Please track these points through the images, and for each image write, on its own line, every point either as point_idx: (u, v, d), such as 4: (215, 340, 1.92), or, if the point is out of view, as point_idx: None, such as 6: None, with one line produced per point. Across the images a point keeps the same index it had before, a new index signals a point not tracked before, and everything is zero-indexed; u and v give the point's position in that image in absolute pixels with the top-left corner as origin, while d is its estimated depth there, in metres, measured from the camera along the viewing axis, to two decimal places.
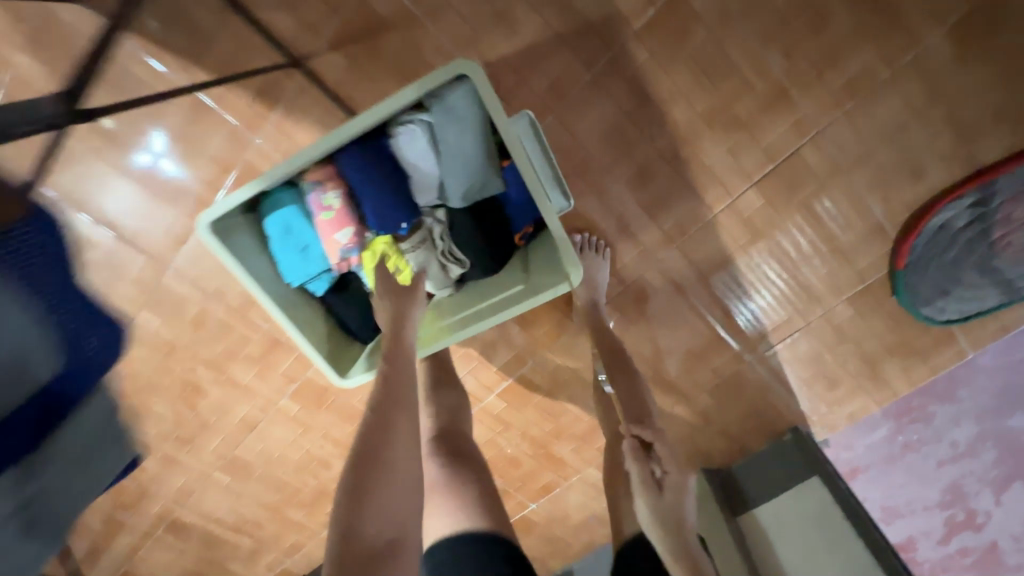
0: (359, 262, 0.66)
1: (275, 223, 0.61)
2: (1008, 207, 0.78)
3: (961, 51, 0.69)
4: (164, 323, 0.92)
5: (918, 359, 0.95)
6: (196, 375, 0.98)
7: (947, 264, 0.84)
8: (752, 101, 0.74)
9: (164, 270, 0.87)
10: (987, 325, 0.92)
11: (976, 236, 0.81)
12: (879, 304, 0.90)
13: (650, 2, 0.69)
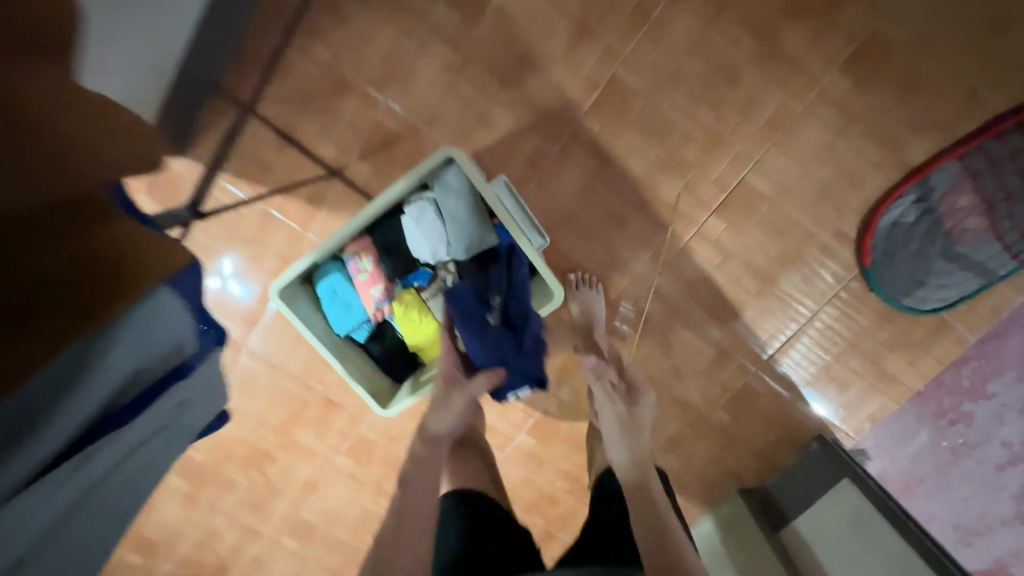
0: (390, 310, 0.82)
1: (324, 287, 0.80)
2: (950, 198, 0.88)
3: (854, 80, 0.84)
4: (239, 397, 1.10)
5: (919, 349, 1.00)
6: (266, 443, 1.14)
7: (913, 256, 0.92)
8: (694, 145, 0.89)
9: (239, 352, 1.06)
10: (975, 307, 0.97)
11: (931, 228, 0.91)
12: (861, 301, 0.98)
13: (595, 86, 0.87)
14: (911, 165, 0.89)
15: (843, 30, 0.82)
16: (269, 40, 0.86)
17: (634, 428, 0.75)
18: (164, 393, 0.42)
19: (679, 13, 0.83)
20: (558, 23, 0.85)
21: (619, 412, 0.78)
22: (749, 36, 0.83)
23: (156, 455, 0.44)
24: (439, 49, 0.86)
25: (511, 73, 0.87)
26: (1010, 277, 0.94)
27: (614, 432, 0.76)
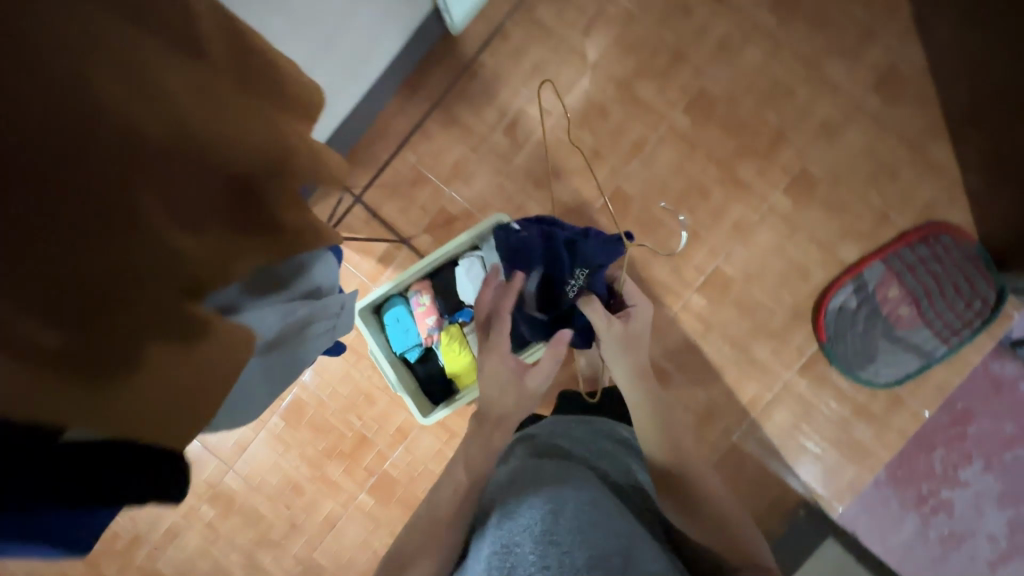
0: (437, 338, 1.04)
1: (391, 314, 1.03)
2: (880, 290, 1.15)
3: (793, 200, 1.15)
4: (287, 425, 1.28)
5: (880, 422, 1.16)
6: (299, 473, 1.28)
7: (860, 335, 1.15)
8: (677, 239, 1.17)
9: (296, 382, 1.27)
10: (921, 386, 1.16)
11: (870, 312, 1.15)
12: (824, 374, 1.17)
13: (604, 192, 1.17)
14: (846, 264, 1.15)
15: (782, 167, 1.15)
16: (371, 147, 1.20)
17: (636, 344, 0.80)
18: (319, 309, 0.54)
19: (665, 147, 1.16)
20: (579, 149, 1.17)
21: (618, 333, 0.79)
22: (716, 165, 1.16)
23: (307, 357, 0.55)
24: (491, 161, 1.19)
25: (543, 180, 1.18)
26: (945, 360, 1.15)
27: (614, 352, 0.79)
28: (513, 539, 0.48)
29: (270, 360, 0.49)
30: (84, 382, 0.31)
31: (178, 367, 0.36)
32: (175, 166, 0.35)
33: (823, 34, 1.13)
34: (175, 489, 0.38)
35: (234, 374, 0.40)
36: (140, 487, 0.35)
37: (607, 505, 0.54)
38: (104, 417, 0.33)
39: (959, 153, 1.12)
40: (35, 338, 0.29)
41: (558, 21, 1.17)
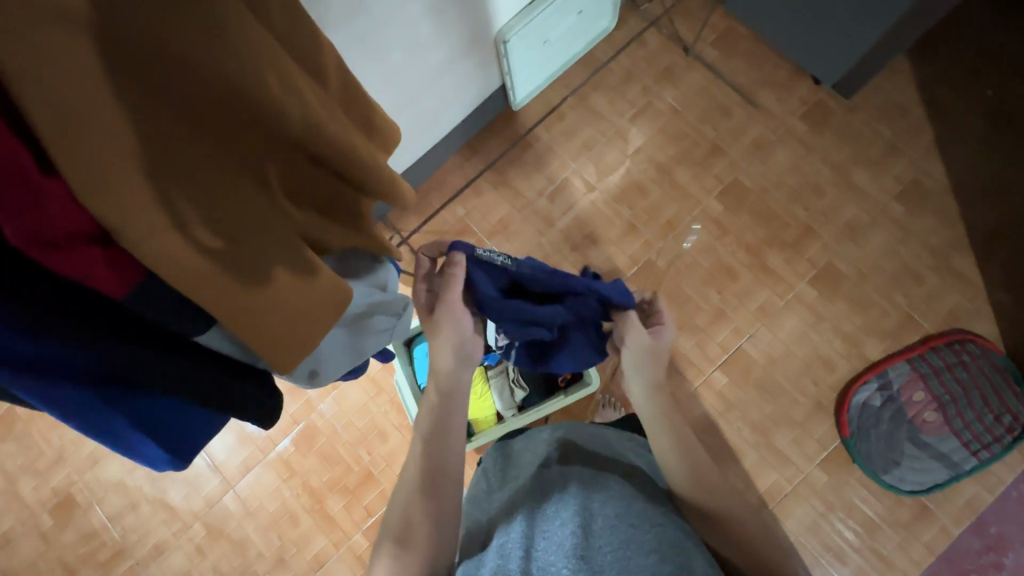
0: None
1: (420, 346, 1.08)
2: (905, 392, 1.14)
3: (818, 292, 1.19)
4: (296, 451, 1.27)
5: (907, 533, 1.10)
6: (299, 503, 1.26)
7: (884, 435, 1.14)
8: (704, 315, 1.20)
9: (314, 408, 1.28)
10: (950, 498, 1.11)
11: (895, 413, 1.15)
12: (847, 472, 1.13)
13: (636, 263, 1.24)
14: (871, 360, 1.16)
15: (809, 259, 1.20)
16: (425, 196, 1.30)
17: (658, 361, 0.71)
18: (394, 302, 0.61)
19: (698, 229, 1.24)
20: (616, 221, 1.26)
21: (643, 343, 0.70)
22: (745, 251, 1.22)
23: (373, 346, 0.61)
24: (534, 221, 1.28)
25: (580, 244, 1.25)
26: (975, 473, 1.11)
27: (636, 364, 0.70)
28: (544, 549, 0.52)
29: (350, 333, 0.55)
30: (233, 289, 0.37)
31: (298, 296, 0.42)
32: (321, 155, 0.42)
33: (850, 145, 1.24)
34: (263, 419, 0.46)
35: (334, 321, 0.45)
36: (243, 395, 0.44)
37: (629, 509, 0.55)
38: (239, 319, 0.38)
39: (982, 268, 1.17)
40: (206, 242, 0.35)
41: (609, 108, 1.30)
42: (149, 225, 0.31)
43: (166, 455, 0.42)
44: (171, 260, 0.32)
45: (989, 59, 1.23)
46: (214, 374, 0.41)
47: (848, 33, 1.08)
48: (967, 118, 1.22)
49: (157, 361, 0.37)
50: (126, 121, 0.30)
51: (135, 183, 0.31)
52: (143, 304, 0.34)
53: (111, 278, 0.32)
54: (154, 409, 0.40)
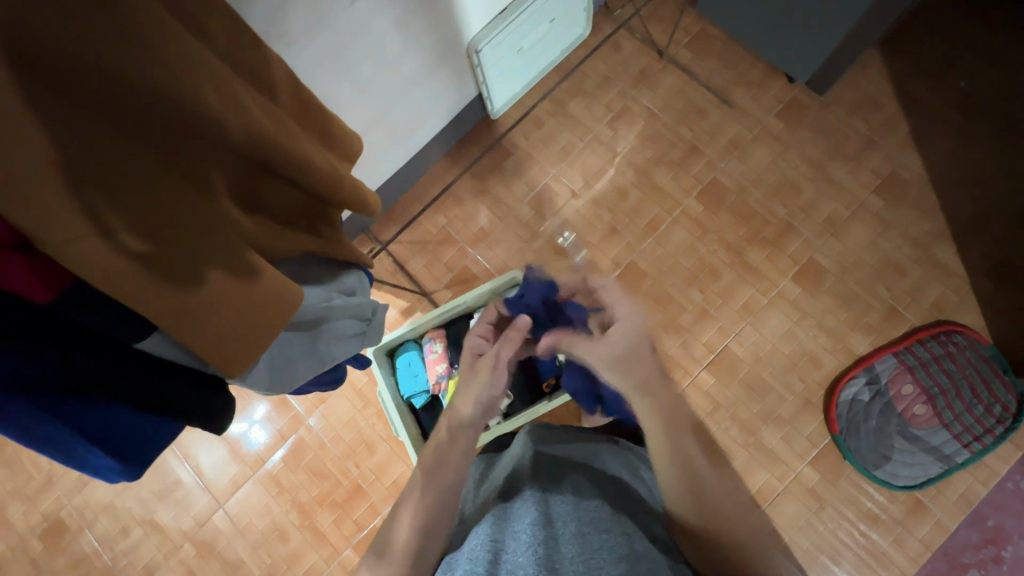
0: (444, 386, 1.06)
1: (402, 356, 1.09)
2: (894, 385, 1.14)
3: (802, 287, 1.19)
4: (285, 467, 1.27)
5: (902, 529, 1.09)
6: (289, 519, 1.25)
7: (874, 430, 1.13)
8: (689, 315, 1.20)
9: (302, 423, 1.28)
10: (944, 492, 1.10)
11: (883, 407, 1.14)
12: (839, 468, 1.12)
13: (617, 266, 1.24)
14: (858, 354, 1.15)
15: (790, 255, 1.20)
16: (407, 207, 1.31)
17: (632, 362, 0.65)
18: (352, 305, 0.59)
19: (679, 229, 1.24)
20: (598, 225, 1.26)
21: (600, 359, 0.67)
22: (726, 250, 1.22)
23: (335, 352, 0.59)
24: (515, 228, 1.28)
25: (562, 249, 1.26)
26: (969, 466, 1.10)
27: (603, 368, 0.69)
28: (513, 552, 0.50)
29: (303, 338, 0.54)
30: (168, 292, 0.36)
31: (241, 295, 0.41)
32: (253, 158, 0.43)
33: (827, 141, 1.24)
34: (218, 420, 0.46)
35: (283, 320, 0.44)
36: (197, 404, 0.44)
37: (598, 510, 0.54)
38: (178, 324, 0.37)
39: (964, 259, 1.16)
40: (134, 247, 0.34)
41: (586, 114, 1.31)
42: (71, 230, 0.31)
43: (118, 464, 0.41)
44: (97, 264, 0.32)
45: (960, 51, 1.24)
46: (164, 382, 0.41)
47: (817, 30, 1.09)
48: (942, 110, 1.22)
49: (107, 365, 0.38)
50: (43, 131, 0.30)
51: (56, 191, 0.30)
52: (79, 312, 0.34)
53: (38, 284, 0.32)
54: (103, 416, 0.39)
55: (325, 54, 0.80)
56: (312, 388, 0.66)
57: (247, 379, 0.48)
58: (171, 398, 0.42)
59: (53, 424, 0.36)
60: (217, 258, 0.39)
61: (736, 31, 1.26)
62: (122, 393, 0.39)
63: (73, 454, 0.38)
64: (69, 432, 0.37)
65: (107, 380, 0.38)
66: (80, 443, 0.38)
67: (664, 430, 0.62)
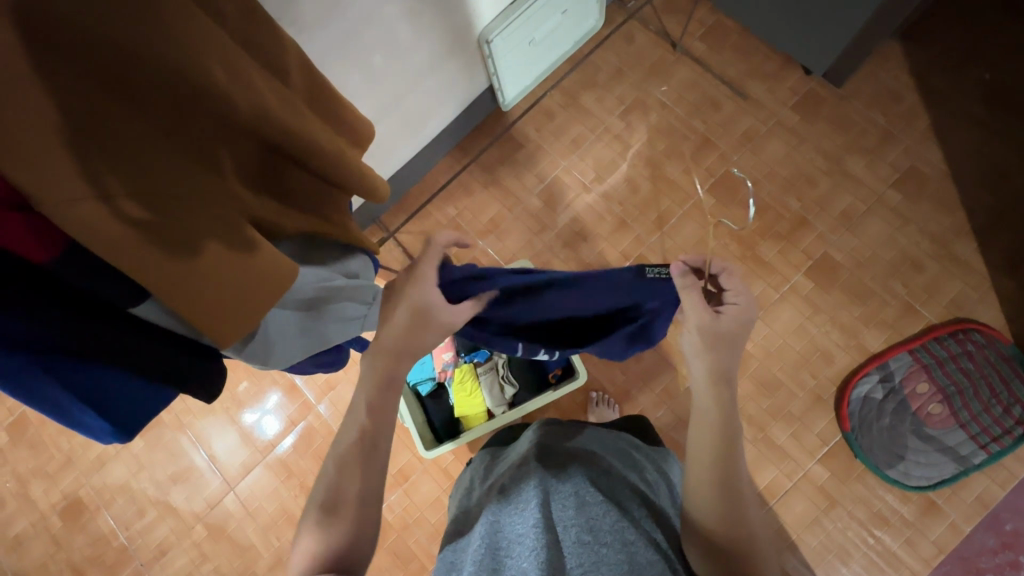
0: (451, 374, 1.07)
1: None
2: (909, 383, 1.11)
3: (814, 282, 1.17)
4: (294, 453, 1.29)
5: (914, 530, 1.07)
6: (297, 503, 1.27)
7: (886, 429, 1.11)
8: None
9: (312, 409, 1.30)
10: (959, 494, 1.07)
11: (897, 406, 1.12)
12: (850, 467, 1.10)
13: (626, 258, 1.23)
14: (872, 351, 1.13)
15: (803, 250, 1.18)
16: (417, 198, 1.32)
17: (726, 346, 0.57)
18: (352, 286, 0.60)
19: (690, 222, 1.23)
20: (608, 217, 1.25)
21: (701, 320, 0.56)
22: (737, 243, 1.20)
23: (334, 333, 0.60)
24: (524, 220, 1.28)
25: (572, 242, 1.25)
26: (985, 467, 1.07)
27: (695, 346, 0.58)
28: (517, 558, 0.46)
29: (301, 318, 0.54)
30: (166, 260, 0.36)
31: (237, 269, 0.41)
32: (258, 136, 0.44)
33: (844, 134, 1.22)
34: (211, 391, 0.47)
35: (279, 298, 0.44)
36: (192, 374, 0.45)
37: (605, 514, 0.49)
38: (174, 292, 0.38)
39: (984, 256, 1.13)
40: (132, 213, 0.34)
41: (597, 106, 1.30)
42: (71, 193, 0.32)
43: (112, 427, 0.42)
44: (95, 228, 0.33)
45: (986, 42, 1.20)
46: (159, 347, 0.42)
47: (836, 20, 1.07)
48: (964, 102, 1.19)
49: (104, 329, 0.39)
50: (45, 95, 0.31)
51: (55, 154, 0.31)
52: (72, 272, 0.35)
53: (34, 243, 0.33)
54: (102, 380, 0.40)
55: (336, 42, 0.81)
56: (314, 368, 0.68)
57: (243, 352, 0.49)
58: (164, 365, 0.43)
59: (56, 383, 0.37)
60: (213, 230, 0.40)
61: (750, 23, 1.24)
62: (119, 357, 0.40)
63: (71, 414, 0.39)
64: (69, 394, 0.38)
65: (104, 345, 0.39)
66: (79, 404, 0.39)
67: (722, 435, 0.56)
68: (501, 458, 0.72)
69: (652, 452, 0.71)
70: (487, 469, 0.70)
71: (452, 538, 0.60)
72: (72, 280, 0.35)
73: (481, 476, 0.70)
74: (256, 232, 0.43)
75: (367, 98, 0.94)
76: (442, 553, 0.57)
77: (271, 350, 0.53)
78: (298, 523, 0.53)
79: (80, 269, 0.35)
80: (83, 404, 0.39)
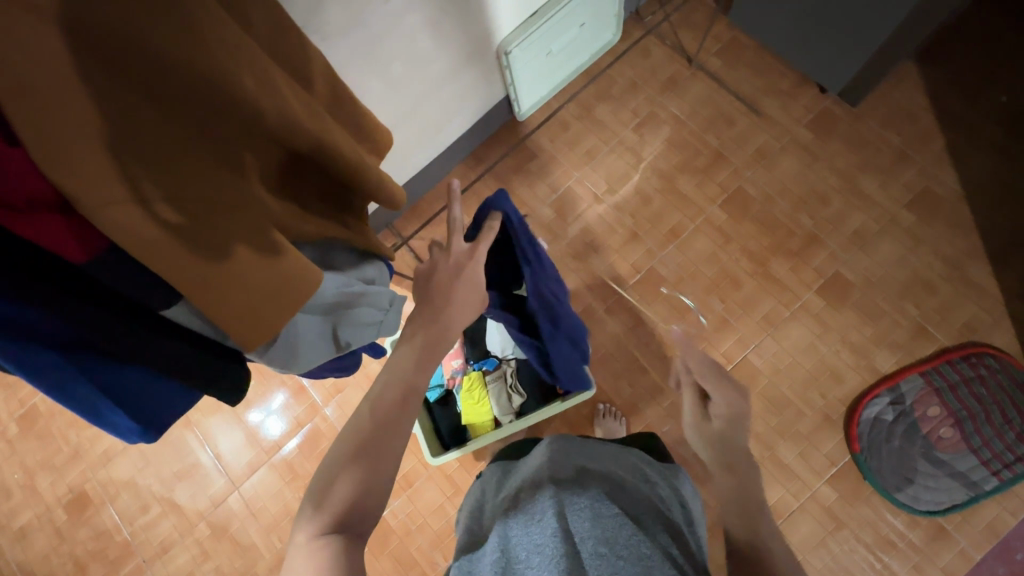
0: (459, 382, 1.08)
1: None
2: (920, 406, 1.10)
3: (825, 301, 1.17)
4: (299, 454, 1.29)
5: (923, 556, 1.05)
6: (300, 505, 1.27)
7: (896, 452, 1.10)
8: (707, 324, 1.18)
9: (318, 411, 1.30)
10: (970, 520, 1.05)
11: (908, 429, 1.10)
12: (858, 489, 1.09)
13: (636, 271, 1.23)
14: (883, 372, 1.12)
15: (815, 268, 1.18)
16: (430, 204, 1.32)
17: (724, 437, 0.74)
18: (371, 293, 0.60)
19: (701, 237, 1.23)
20: (620, 230, 1.26)
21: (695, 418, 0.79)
22: (749, 259, 1.20)
23: (352, 338, 0.61)
24: (536, 229, 1.28)
25: (583, 253, 1.25)
26: (996, 495, 1.05)
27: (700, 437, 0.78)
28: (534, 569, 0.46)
29: (321, 321, 0.55)
30: (197, 264, 0.37)
31: (263, 272, 0.42)
32: (286, 144, 0.44)
33: (858, 153, 1.22)
34: (234, 393, 0.48)
35: (303, 300, 0.45)
36: (215, 375, 0.45)
37: (621, 528, 0.49)
38: (203, 295, 0.39)
39: (998, 281, 1.13)
40: (166, 217, 0.35)
41: (612, 118, 1.31)
42: (111, 197, 0.33)
43: (138, 425, 0.43)
44: (131, 231, 0.34)
45: (1003, 65, 1.20)
46: (186, 349, 0.43)
47: (854, 39, 1.07)
48: (981, 125, 1.19)
49: (135, 330, 0.39)
50: (87, 103, 0.32)
51: (96, 160, 0.32)
52: (107, 272, 0.36)
53: (73, 244, 0.34)
54: (129, 379, 0.41)
55: (358, 50, 0.82)
56: (328, 373, 0.68)
57: (265, 357, 0.50)
58: (191, 366, 0.43)
59: (87, 382, 0.38)
60: (241, 235, 0.40)
61: (767, 41, 1.25)
62: (149, 357, 0.41)
63: (99, 412, 0.40)
64: (98, 391, 0.39)
65: (135, 344, 0.39)
66: (107, 402, 0.40)
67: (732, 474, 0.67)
68: (515, 470, 0.71)
69: (664, 469, 0.70)
70: (501, 480, 0.70)
71: (466, 549, 0.60)
72: (108, 280, 0.36)
73: (495, 487, 0.70)
74: (282, 238, 0.44)
75: (385, 105, 0.96)
76: (455, 563, 0.57)
77: (291, 355, 0.53)
78: (296, 518, 0.47)
79: (116, 268, 0.36)
80: (110, 403, 0.40)
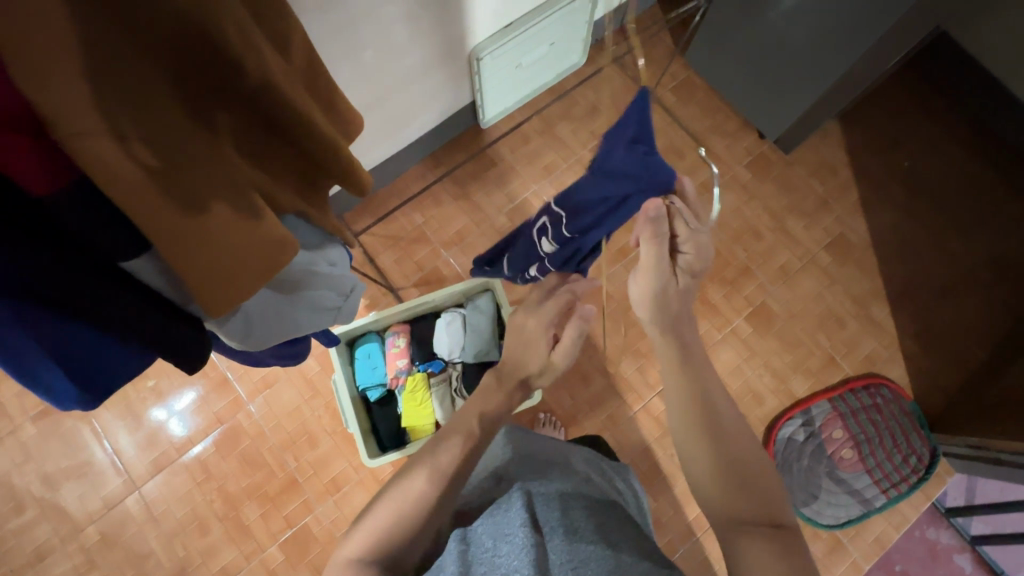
0: (403, 382, 1.06)
1: (364, 346, 1.06)
2: (826, 429, 1.22)
3: (752, 327, 1.26)
4: (215, 453, 1.19)
5: (823, 566, 1.15)
6: (211, 509, 1.16)
7: (804, 469, 1.20)
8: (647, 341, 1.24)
9: (242, 408, 1.21)
10: (862, 534, 1.17)
11: (816, 449, 1.21)
12: None
13: None
14: (797, 397, 1.23)
15: (746, 296, 1.28)
16: (385, 200, 1.30)
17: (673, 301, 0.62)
18: (333, 277, 0.59)
19: None
20: None
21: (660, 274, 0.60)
22: None
23: (306, 321, 0.58)
24: (490, 235, 1.29)
25: None
26: (885, 511, 1.18)
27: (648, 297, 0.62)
28: (506, 555, 0.44)
29: (281, 297, 0.52)
30: (172, 213, 0.35)
31: (240, 232, 0.40)
32: (265, 108, 0.42)
33: (788, 196, 1.34)
34: (189, 363, 0.46)
35: (274, 266, 0.43)
36: (169, 341, 0.43)
37: (583, 520, 0.50)
38: (175, 249, 0.36)
39: (893, 321, 1.28)
40: (143, 158, 0.33)
41: (571, 137, 1.36)
42: (86, 126, 0.29)
43: (74, 390, 0.41)
44: (106, 166, 0.30)
45: (907, 134, 1.38)
46: (147, 312, 0.40)
47: (790, 93, 1.19)
48: (887, 183, 1.35)
49: (97, 284, 0.37)
50: (71, 21, 0.28)
51: (74, 82, 0.29)
52: (70, 215, 0.33)
53: (42, 176, 0.30)
54: (76, 338, 0.39)
55: (335, 32, 0.80)
56: (272, 360, 0.64)
57: (223, 327, 0.47)
58: (149, 331, 0.41)
59: (30, 340, 0.36)
60: (216, 193, 0.38)
61: (717, 85, 1.36)
62: (104, 317, 0.38)
63: (36, 372, 0.38)
64: (41, 351, 0.37)
65: (90, 304, 0.37)
66: (48, 362, 0.38)
67: (716, 439, 0.57)
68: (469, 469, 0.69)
69: (617, 467, 0.72)
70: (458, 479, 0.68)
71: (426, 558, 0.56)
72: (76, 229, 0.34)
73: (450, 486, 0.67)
74: (259, 203, 0.42)
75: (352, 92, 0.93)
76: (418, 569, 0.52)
77: (251, 332, 0.51)
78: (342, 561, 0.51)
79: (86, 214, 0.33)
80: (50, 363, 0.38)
